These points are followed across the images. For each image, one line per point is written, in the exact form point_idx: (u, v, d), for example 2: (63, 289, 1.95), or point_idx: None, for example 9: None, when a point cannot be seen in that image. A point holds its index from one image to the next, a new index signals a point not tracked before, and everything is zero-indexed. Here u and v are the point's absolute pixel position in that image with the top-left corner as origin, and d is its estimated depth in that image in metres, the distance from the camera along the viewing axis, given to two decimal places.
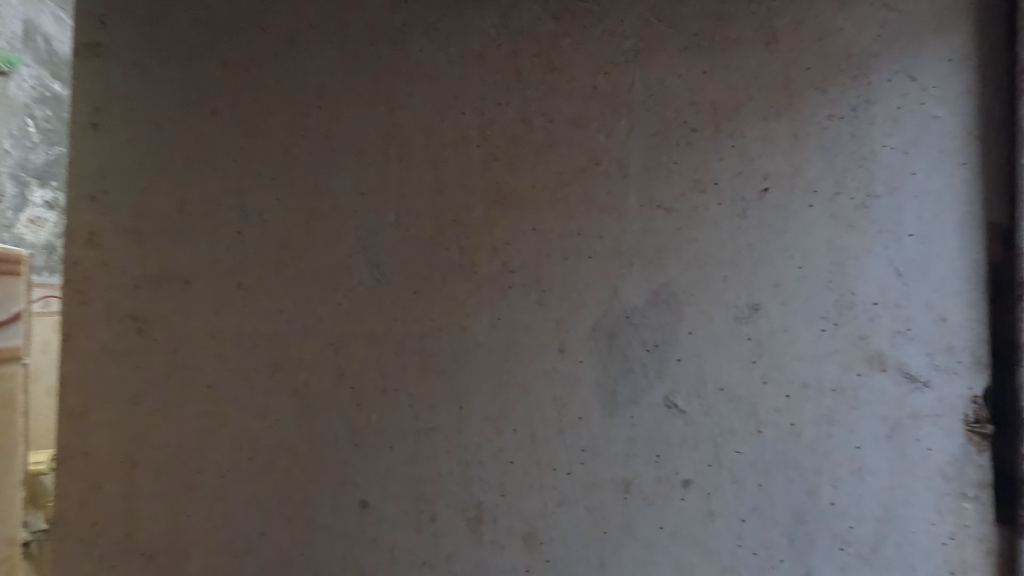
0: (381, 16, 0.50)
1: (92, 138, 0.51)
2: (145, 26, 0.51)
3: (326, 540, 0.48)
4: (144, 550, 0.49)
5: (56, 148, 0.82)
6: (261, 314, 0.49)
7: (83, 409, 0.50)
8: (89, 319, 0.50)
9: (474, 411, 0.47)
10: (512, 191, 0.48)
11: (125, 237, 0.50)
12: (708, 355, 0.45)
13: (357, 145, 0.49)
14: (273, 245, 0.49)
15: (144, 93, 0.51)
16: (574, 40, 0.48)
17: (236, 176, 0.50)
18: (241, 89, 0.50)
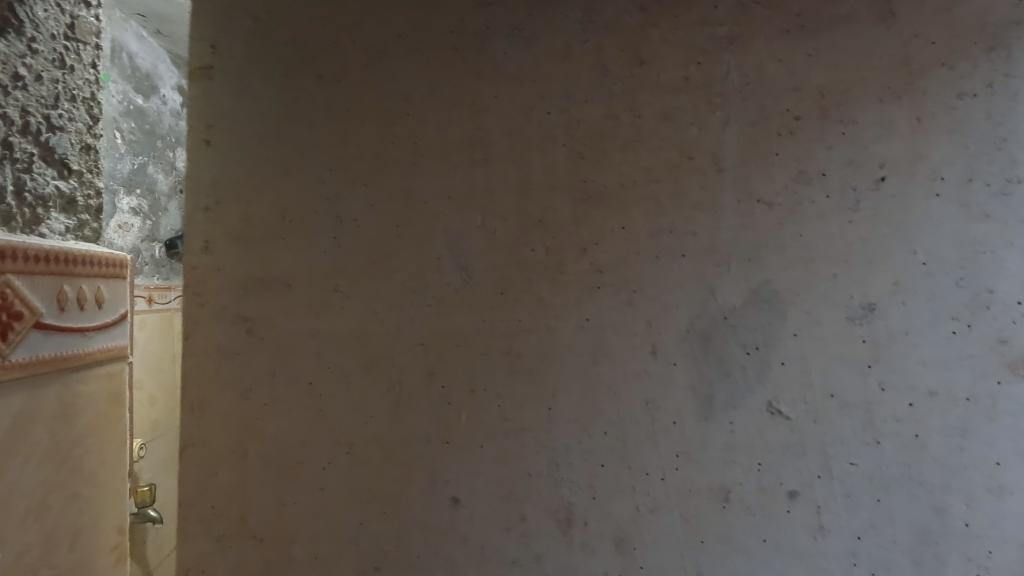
0: (466, 21, 0.50)
1: (205, 153, 0.55)
2: (250, 47, 0.55)
3: (420, 533, 0.50)
4: (255, 533, 0.53)
5: (140, 157, 0.84)
6: (357, 315, 0.52)
7: (200, 402, 0.54)
8: (205, 320, 0.54)
9: (564, 413, 0.47)
10: (599, 190, 0.47)
11: (235, 245, 0.54)
12: (817, 358, 0.42)
13: (444, 149, 0.50)
14: (366, 248, 0.52)
15: (250, 110, 0.54)
16: (664, 30, 0.46)
17: (332, 185, 0.53)
18: (335, 101, 0.53)
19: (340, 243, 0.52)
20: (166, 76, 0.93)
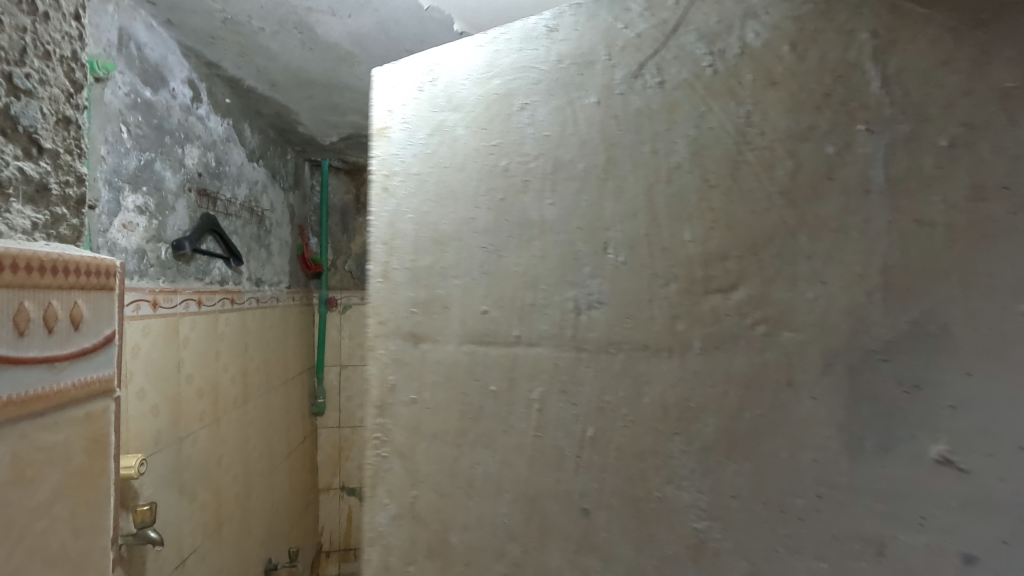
0: (593, 60, 0.52)
1: (380, 199, 0.62)
2: (411, 107, 0.61)
3: (558, 540, 0.54)
4: (421, 520, 0.60)
5: (148, 153, 1.67)
6: (501, 338, 0.55)
7: (382, 403, 0.61)
8: (384, 342, 0.61)
9: (693, 440, 0.47)
10: (729, 216, 0.46)
11: (404, 277, 0.60)
12: (1001, 401, 0.37)
13: (578, 184, 0.52)
14: (512, 280, 0.55)
15: (415, 160, 0.60)
16: (800, 47, 0.44)
17: (485, 225, 0.56)
18: (484, 145, 0.57)
19: (489, 276, 0.56)
20: (174, 74, 1.84)
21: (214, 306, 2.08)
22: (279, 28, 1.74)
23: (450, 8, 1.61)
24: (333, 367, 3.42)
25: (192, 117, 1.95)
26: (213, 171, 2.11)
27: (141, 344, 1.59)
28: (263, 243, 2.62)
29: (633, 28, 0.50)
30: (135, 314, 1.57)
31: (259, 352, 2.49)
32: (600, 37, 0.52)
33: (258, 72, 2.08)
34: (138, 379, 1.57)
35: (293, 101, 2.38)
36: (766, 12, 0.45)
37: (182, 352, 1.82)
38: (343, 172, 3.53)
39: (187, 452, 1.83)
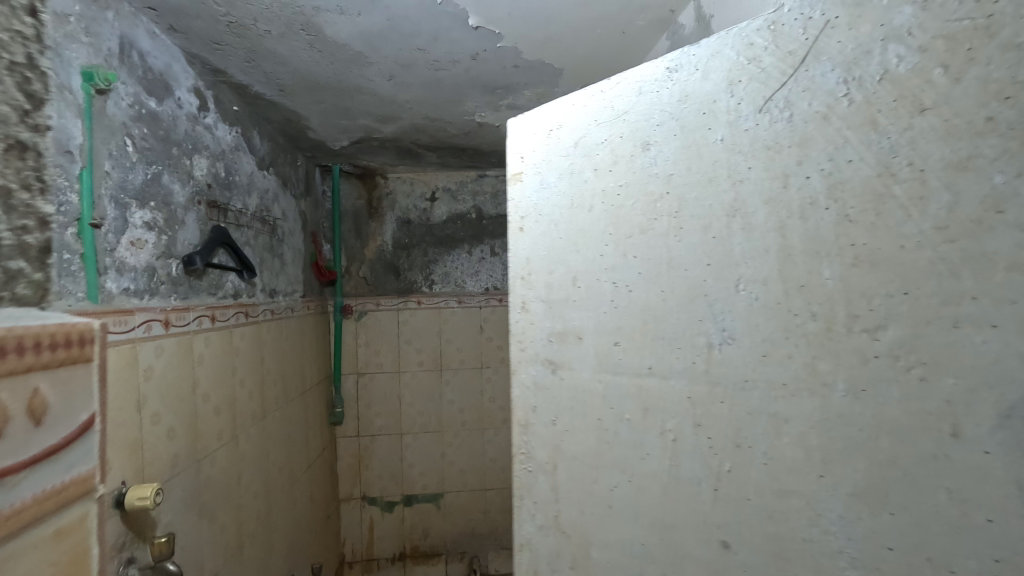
0: (716, 102, 0.67)
1: (519, 235, 0.84)
2: (545, 154, 0.82)
3: (694, 564, 0.71)
4: (563, 531, 0.83)
5: (156, 166, 1.60)
6: (636, 374, 0.74)
7: (523, 422, 0.85)
8: (517, 364, 0.86)
9: (836, 481, 0.60)
10: (874, 252, 0.57)
11: (541, 304, 0.82)
12: None
13: (704, 229, 0.68)
14: (637, 310, 0.74)
15: (545, 202, 0.82)
16: (953, 69, 0.52)
17: (610, 258, 0.76)
18: (608, 188, 0.76)
19: (617, 298, 0.75)
20: (182, 81, 1.78)
21: (229, 321, 2.02)
22: (287, 31, 1.67)
23: (467, 3, 1.56)
24: (350, 376, 3.51)
25: (201, 125, 1.88)
26: (223, 182, 2.04)
27: (155, 366, 1.52)
28: (276, 254, 2.61)
29: (764, 59, 0.63)
30: (146, 335, 1.49)
31: (277, 365, 2.50)
32: (723, 81, 0.66)
33: (266, 78, 2.01)
34: (153, 403, 1.50)
35: (302, 106, 2.31)
36: (918, 36, 0.54)
37: (196, 369, 1.75)
38: (354, 176, 3.56)
39: (206, 473, 1.79)
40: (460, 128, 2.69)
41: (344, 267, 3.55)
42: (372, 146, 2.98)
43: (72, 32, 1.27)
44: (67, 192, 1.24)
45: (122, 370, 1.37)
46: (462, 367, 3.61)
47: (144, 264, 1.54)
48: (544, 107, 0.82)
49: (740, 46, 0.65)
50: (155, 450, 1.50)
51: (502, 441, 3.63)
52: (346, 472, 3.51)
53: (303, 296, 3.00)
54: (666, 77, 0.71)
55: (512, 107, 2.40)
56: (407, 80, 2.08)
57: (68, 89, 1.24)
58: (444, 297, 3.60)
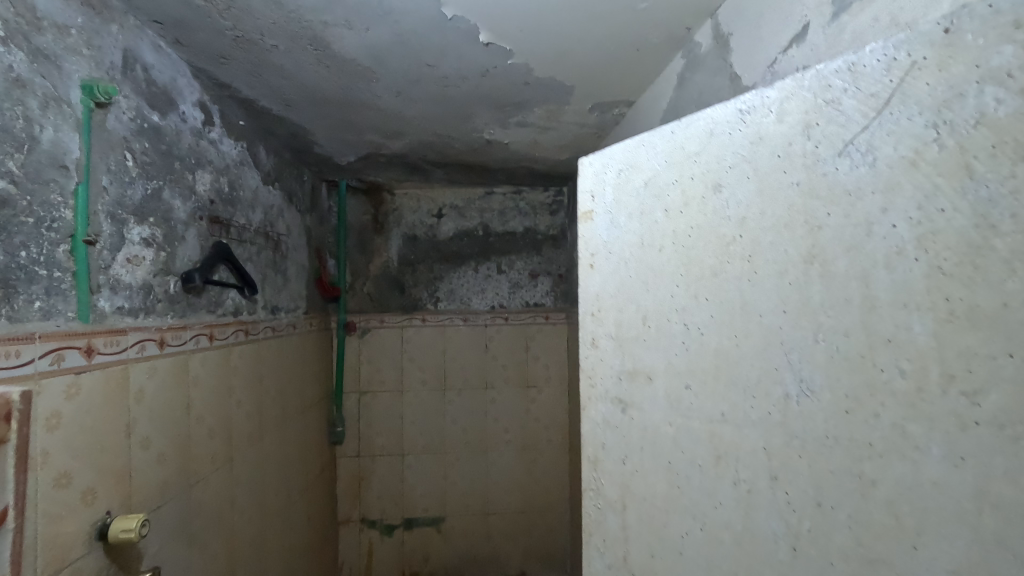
0: (792, 144, 0.78)
1: (590, 272, 1.05)
2: (616, 193, 1.02)
3: None
4: (633, 567, 1.02)
5: (157, 182, 1.57)
6: (711, 422, 0.88)
7: (595, 458, 1.07)
8: (590, 398, 1.07)
9: (925, 551, 0.66)
10: (971, 308, 0.62)
11: (611, 340, 1.03)
12: None
13: (780, 298, 0.79)
14: (710, 352, 0.88)
15: (614, 241, 1.02)
16: None
17: (681, 297, 0.92)
18: (678, 232, 0.92)
19: (688, 331, 0.91)
20: (188, 96, 1.75)
21: (227, 339, 1.97)
22: (293, 45, 1.64)
23: (479, 20, 1.53)
24: (351, 394, 3.45)
25: (206, 140, 1.85)
26: (226, 198, 2.01)
27: (148, 388, 1.47)
28: (279, 270, 2.57)
29: (846, 100, 0.72)
30: (140, 356, 1.44)
31: (277, 385, 2.45)
32: (797, 130, 0.77)
33: (272, 93, 1.99)
34: (143, 427, 1.44)
35: (308, 121, 2.29)
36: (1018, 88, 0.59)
37: (192, 390, 1.69)
38: (360, 192, 3.54)
39: (200, 499, 1.72)
40: (467, 144, 2.65)
41: (348, 284, 3.51)
42: (379, 162, 2.95)
43: (73, 44, 1.24)
44: (60, 208, 1.20)
45: (113, 393, 1.32)
46: (466, 387, 3.52)
47: (141, 281, 1.49)
48: (618, 145, 1.02)
49: (817, 87, 0.75)
50: (145, 475, 1.44)
51: (506, 464, 3.52)
52: (346, 494, 3.43)
53: (306, 313, 2.95)
54: (739, 120, 0.84)
55: (521, 124, 2.36)
56: (414, 96, 2.05)
57: (65, 102, 1.21)
58: (449, 315, 3.54)
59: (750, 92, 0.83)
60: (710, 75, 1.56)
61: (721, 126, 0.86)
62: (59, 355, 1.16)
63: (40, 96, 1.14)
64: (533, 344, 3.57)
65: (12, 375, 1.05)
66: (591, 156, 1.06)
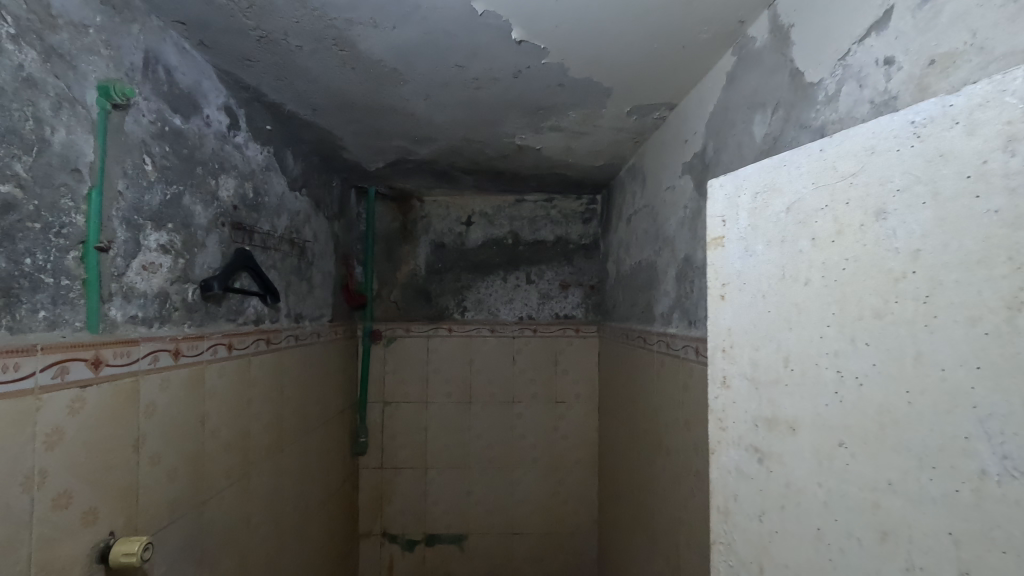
0: (988, 162, 0.60)
1: (720, 303, 0.95)
2: (753, 217, 0.89)
3: None
4: None
5: (178, 187, 1.52)
6: (872, 489, 0.72)
7: (724, 510, 0.96)
8: (721, 442, 0.96)
9: None
10: None
11: (745, 381, 0.91)
12: None
13: (970, 352, 0.62)
14: (871, 408, 0.72)
15: (749, 271, 0.90)
16: None
17: (833, 341, 0.77)
18: (829, 262, 0.77)
19: (842, 386, 0.76)
20: (213, 100, 1.71)
21: (247, 348, 1.91)
22: (318, 46, 1.58)
23: (513, 16, 1.43)
24: (376, 404, 3.38)
25: (230, 144, 1.81)
26: (250, 204, 1.96)
27: (159, 401, 1.41)
28: (304, 277, 2.52)
29: None
30: (152, 367, 1.38)
31: (298, 395, 2.39)
32: (986, 147, 0.60)
33: (299, 97, 1.94)
34: (153, 441, 1.38)
35: (336, 126, 2.24)
36: None
37: (207, 402, 1.64)
38: (390, 199, 3.49)
39: (211, 516, 1.65)
40: (498, 150, 2.55)
41: (375, 291, 3.46)
42: (408, 168, 2.89)
43: (91, 43, 1.20)
44: (70, 213, 1.15)
45: (120, 406, 1.26)
46: (492, 401, 3.41)
47: (156, 288, 1.44)
48: (751, 166, 0.89)
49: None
50: (153, 493, 1.37)
51: (532, 483, 3.38)
52: (367, 505, 3.36)
53: (331, 321, 2.90)
54: (911, 134, 0.67)
55: (555, 128, 2.25)
56: (443, 100, 1.97)
57: (80, 103, 1.16)
58: (476, 326, 3.44)
59: (926, 100, 0.65)
60: (766, 72, 1.41)
61: (887, 140, 0.70)
62: (64, 367, 1.10)
63: (53, 97, 1.10)
64: (562, 358, 3.43)
65: (15, 390, 0.99)
66: (723, 177, 0.94)
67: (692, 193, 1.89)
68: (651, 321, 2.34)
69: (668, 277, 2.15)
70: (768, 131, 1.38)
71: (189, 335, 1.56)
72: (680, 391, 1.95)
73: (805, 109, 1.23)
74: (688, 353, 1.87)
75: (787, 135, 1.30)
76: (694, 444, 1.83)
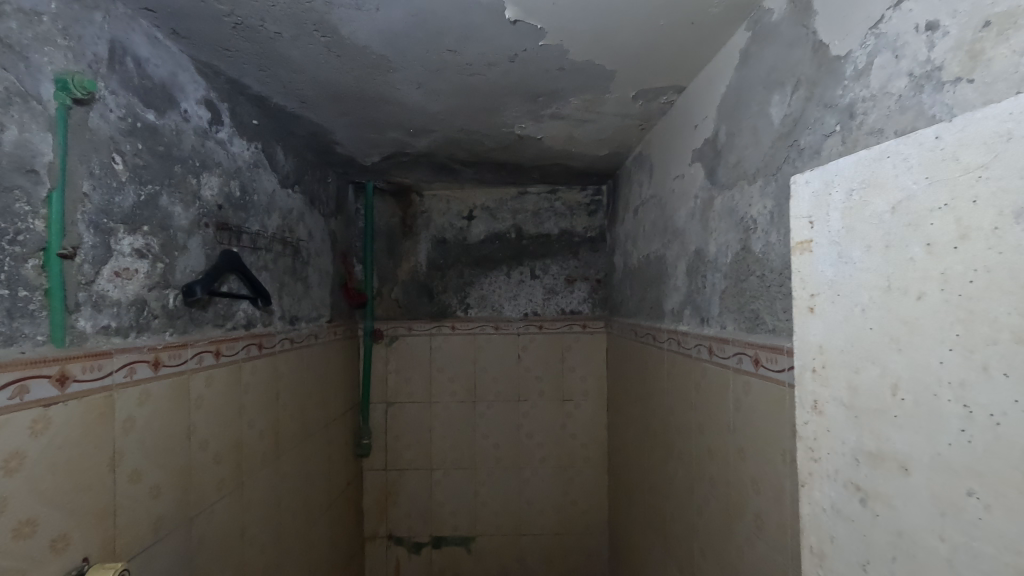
0: None
1: (809, 316, 0.81)
2: (846, 219, 0.73)
3: None
4: None
5: (155, 187, 1.44)
6: (1013, 553, 0.56)
7: (820, 551, 0.82)
8: (813, 475, 0.82)
9: None
10: None
11: (841, 408, 0.77)
12: None
13: None
14: (1015, 456, 0.56)
15: (843, 281, 0.75)
16: None
17: (955, 369, 0.61)
18: (947, 275, 0.62)
19: (971, 426, 0.60)
20: (192, 94, 1.62)
21: (237, 354, 1.82)
22: (299, 32, 1.47)
23: None
24: (379, 405, 3.31)
25: (212, 140, 1.71)
26: (237, 203, 1.87)
27: (138, 416, 1.33)
28: (299, 277, 2.43)
29: None
30: (127, 380, 1.30)
31: (296, 399, 2.31)
32: None
33: (285, 89, 1.83)
34: (132, 458, 1.30)
35: (326, 118, 2.13)
36: None
37: (193, 413, 1.56)
38: (389, 194, 3.38)
39: (201, 531, 1.58)
40: (497, 140, 2.44)
41: (376, 290, 3.37)
42: (405, 162, 2.78)
43: (46, 33, 1.10)
44: (28, 218, 1.07)
45: (94, 423, 1.18)
46: (498, 400, 3.32)
47: (132, 295, 1.36)
48: (845, 159, 0.74)
49: None
50: (134, 512, 1.30)
51: (540, 483, 3.30)
52: (372, 508, 3.29)
53: (330, 321, 2.82)
54: None
55: (556, 116, 2.13)
56: (437, 88, 1.85)
57: (34, 98, 1.07)
58: (480, 323, 3.34)
59: None
60: (785, 46, 1.29)
61: None
62: (24, 386, 1.02)
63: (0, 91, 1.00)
64: (569, 354, 3.33)
65: None
66: (810, 173, 0.80)
67: (703, 182, 1.77)
68: (661, 317, 2.22)
69: (678, 271, 2.04)
70: (788, 112, 1.26)
71: (172, 344, 1.49)
72: (693, 391, 1.84)
73: (831, 86, 1.10)
74: (701, 353, 1.76)
75: (810, 115, 1.18)
76: (707, 449, 1.72)
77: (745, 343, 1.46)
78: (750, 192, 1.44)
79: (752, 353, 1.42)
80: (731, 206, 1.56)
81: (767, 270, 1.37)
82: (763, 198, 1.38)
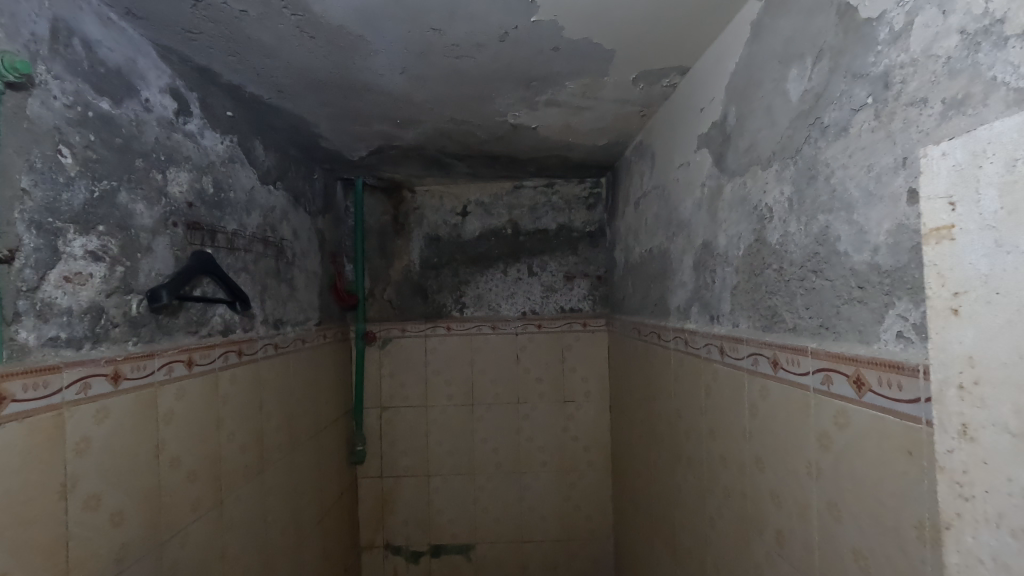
0: None
1: (955, 321, 0.59)
2: (1008, 195, 0.54)
3: None
4: None
5: (113, 184, 1.31)
6: None
7: None
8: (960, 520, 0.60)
9: None
10: None
11: (1005, 435, 0.55)
12: None
13: None
14: None
15: (1010, 274, 0.54)
16: None
17: None
18: None
19: None
20: (155, 82, 1.49)
21: (213, 362, 1.69)
22: (267, 10, 1.34)
23: None
24: (373, 410, 3.18)
25: (179, 132, 1.58)
26: (210, 200, 1.74)
27: (94, 436, 1.21)
28: (283, 279, 2.30)
29: None
30: (81, 397, 1.18)
31: (282, 408, 2.18)
32: None
33: (258, 77, 1.70)
34: (88, 483, 1.18)
35: (306, 110, 2.00)
36: None
37: (161, 429, 1.43)
38: (379, 191, 3.25)
39: (173, 557, 1.45)
40: (490, 131, 2.31)
41: (367, 290, 3.24)
42: (394, 156, 2.65)
43: None
44: None
45: (40, 447, 1.07)
46: (496, 403, 3.20)
47: (85, 303, 1.23)
48: (1006, 119, 0.53)
49: None
50: (91, 543, 1.18)
51: (542, 488, 3.18)
52: (368, 517, 3.17)
53: (319, 324, 2.69)
54: None
55: (552, 103, 2.00)
56: (422, 73, 1.72)
57: None
58: (477, 323, 3.22)
59: None
60: (803, 14, 1.16)
61: None
62: None
63: None
64: (570, 354, 3.20)
65: None
66: (950, 142, 0.59)
67: (711, 169, 1.64)
68: (666, 315, 2.10)
69: (684, 267, 1.91)
70: (808, 88, 1.14)
71: (137, 354, 1.36)
72: (703, 395, 1.72)
73: (860, 55, 0.98)
74: (711, 354, 1.63)
75: (834, 89, 1.05)
76: (720, 457, 1.60)
77: (762, 343, 1.34)
78: (765, 178, 1.32)
79: (770, 353, 1.30)
80: (742, 195, 1.44)
81: (785, 263, 1.24)
82: (779, 183, 1.26)
